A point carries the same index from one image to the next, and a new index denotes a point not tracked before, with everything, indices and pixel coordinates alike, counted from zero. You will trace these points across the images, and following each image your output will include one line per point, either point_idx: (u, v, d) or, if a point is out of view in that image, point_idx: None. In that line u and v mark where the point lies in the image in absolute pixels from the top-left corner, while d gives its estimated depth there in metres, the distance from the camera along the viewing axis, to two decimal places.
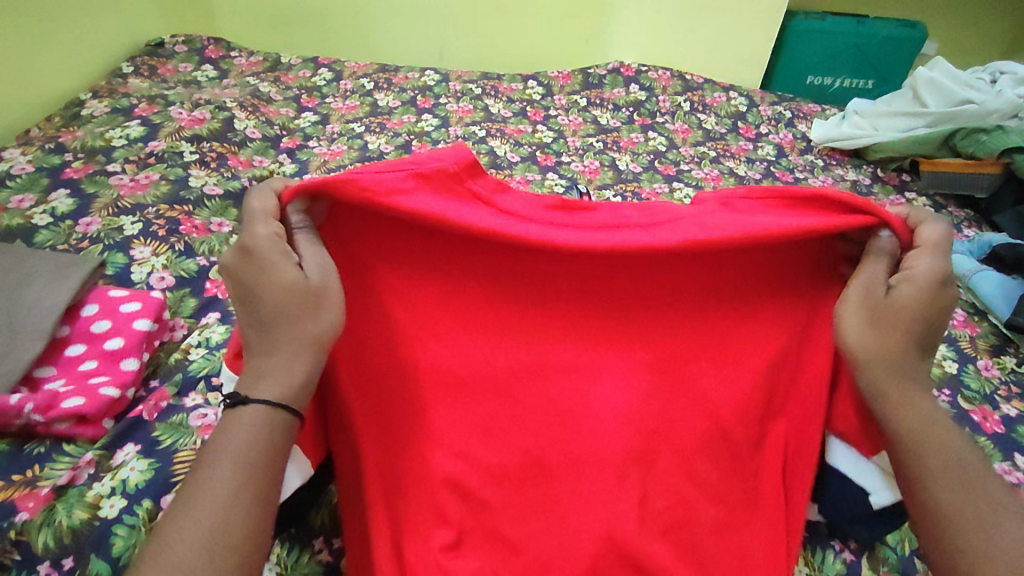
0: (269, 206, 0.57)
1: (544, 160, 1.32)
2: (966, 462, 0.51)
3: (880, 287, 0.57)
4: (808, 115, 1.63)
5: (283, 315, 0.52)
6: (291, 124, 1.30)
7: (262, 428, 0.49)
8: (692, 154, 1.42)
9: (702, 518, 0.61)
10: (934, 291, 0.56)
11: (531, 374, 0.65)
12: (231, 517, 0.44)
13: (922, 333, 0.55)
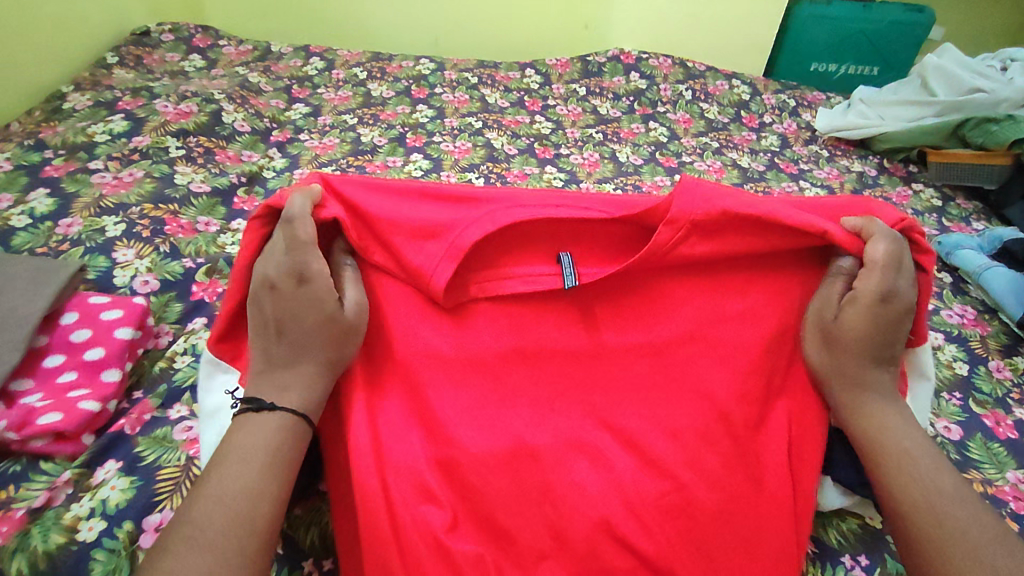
0: (309, 236, 0.63)
1: (542, 153, 1.28)
2: (922, 459, 0.59)
3: (829, 311, 0.67)
4: (812, 104, 1.59)
5: (313, 340, 0.61)
6: (281, 116, 1.26)
7: (276, 434, 0.56)
8: (694, 145, 1.38)
9: (704, 504, 0.60)
10: (876, 307, 0.64)
11: (518, 357, 0.67)
12: (256, 511, 0.51)
13: (871, 348, 0.64)
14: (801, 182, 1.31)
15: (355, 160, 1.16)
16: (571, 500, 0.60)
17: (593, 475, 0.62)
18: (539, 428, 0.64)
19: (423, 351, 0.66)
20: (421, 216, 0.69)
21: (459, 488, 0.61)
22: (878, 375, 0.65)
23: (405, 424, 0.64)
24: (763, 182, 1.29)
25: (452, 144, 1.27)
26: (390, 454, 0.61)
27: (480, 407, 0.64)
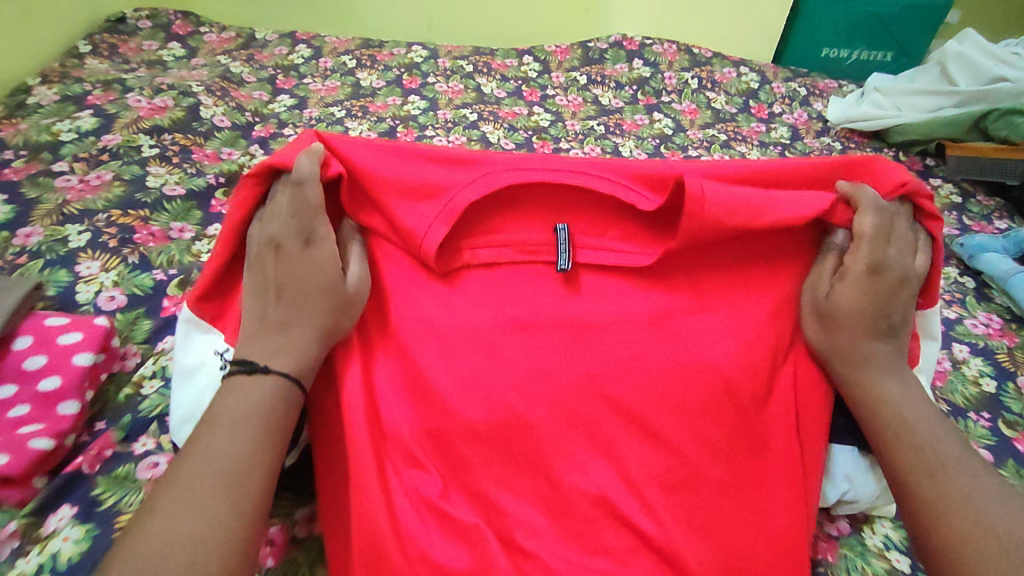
0: (317, 200, 0.63)
1: (540, 147, 1.22)
2: (914, 427, 0.59)
3: (824, 286, 0.66)
4: (824, 92, 1.52)
5: (312, 307, 0.61)
6: (264, 109, 1.19)
7: (268, 404, 0.56)
8: (700, 138, 1.32)
9: (709, 479, 0.61)
10: (870, 279, 0.64)
11: (509, 326, 0.64)
12: (246, 481, 0.52)
13: (868, 322, 0.63)
14: None
15: None
16: (569, 468, 0.60)
17: (589, 450, 0.61)
18: (530, 401, 0.61)
19: (416, 319, 0.65)
20: (414, 175, 0.68)
21: (451, 456, 0.61)
22: (880, 347, 0.63)
23: (399, 394, 0.64)
24: None
25: (446, 139, 1.20)
26: (386, 420, 0.62)
27: (472, 381, 0.62)
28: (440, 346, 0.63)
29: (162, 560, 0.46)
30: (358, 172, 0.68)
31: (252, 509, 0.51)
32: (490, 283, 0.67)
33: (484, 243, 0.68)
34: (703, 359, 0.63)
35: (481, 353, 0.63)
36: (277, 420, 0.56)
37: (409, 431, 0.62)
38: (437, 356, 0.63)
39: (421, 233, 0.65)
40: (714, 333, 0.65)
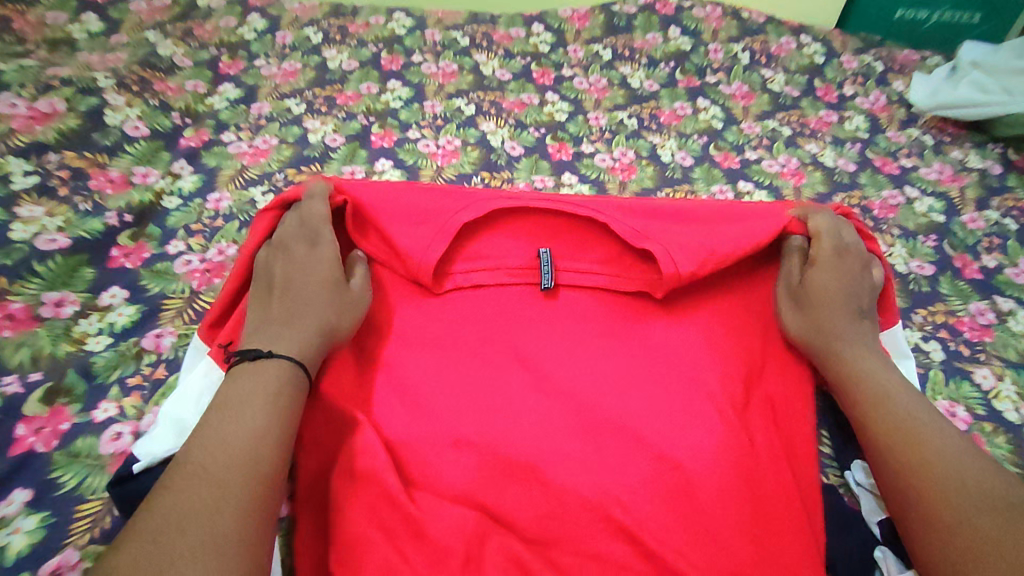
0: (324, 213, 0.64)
1: (556, 152, 0.94)
2: (877, 399, 0.56)
3: (795, 273, 0.66)
4: (905, 67, 1.22)
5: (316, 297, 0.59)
6: (200, 106, 0.92)
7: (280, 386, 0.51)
8: (758, 133, 1.04)
9: (695, 476, 0.57)
10: (838, 258, 0.65)
11: (504, 330, 0.64)
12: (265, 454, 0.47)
13: (841, 299, 0.63)
14: (907, 188, 0.97)
15: (297, 172, 0.85)
16: (565, 466, 0.57)
17: (595, 453, 0.58)
18: (533, 406, 0.60)
19: (413, 332, 0.64)
20: (416, 207, 0.66)
21: (438, 450, 0.58)
22: (853, 325, 0.62)
23: (400, 405, 0.60)
24: (856, 190, 0.95)
25: (435, 143, 0.93)
26: (388, 429, 0.59)
27: (468, 370, 0.62)
28: (428, 346, 0.63)
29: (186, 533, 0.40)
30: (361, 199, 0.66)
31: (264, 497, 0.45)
32: (472, 297, 0.65)
33: (469, 259, 0.66)
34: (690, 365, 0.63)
35: (471, 350, 0.63)
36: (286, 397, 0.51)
37: (408, 439, 0.58)
38: (430, 353, 0.63)
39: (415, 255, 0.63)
40: (685, 345, 0.64)
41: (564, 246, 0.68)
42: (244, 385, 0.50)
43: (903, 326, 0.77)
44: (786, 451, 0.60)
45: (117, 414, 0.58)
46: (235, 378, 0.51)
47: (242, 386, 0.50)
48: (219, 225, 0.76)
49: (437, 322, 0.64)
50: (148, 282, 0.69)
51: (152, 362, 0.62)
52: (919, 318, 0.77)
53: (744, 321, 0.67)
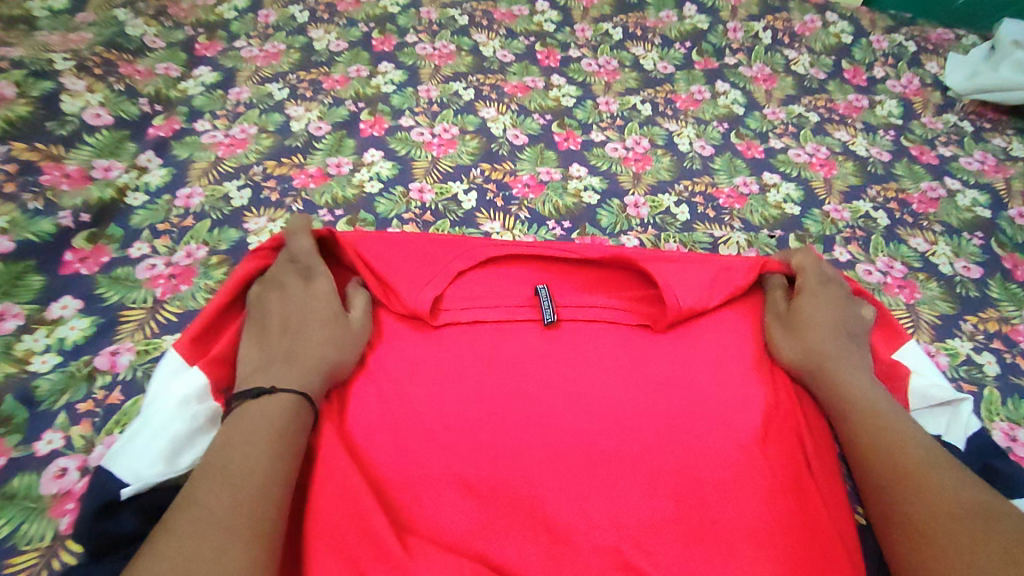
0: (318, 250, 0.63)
1: (563, 141, 0.86)
2: (876, 418, 0.55)
3: (779, 301, 0.66)
4: (939, 47, 1.13)
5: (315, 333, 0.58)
6: (171, 91, 0.84)
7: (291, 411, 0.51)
8: (783, 120, 0.95)
9: (723, 522, 0.53)
10: (821, 286, 0.67)
11: (502, 355, 0.60)
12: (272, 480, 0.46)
13: (830, 325, 0.63)
14: (948, 179, 0.88)
15: (278, 164, 0.77)
16: (573, 501, 0.53)
17: (607, 486, 0.54)
18: (537, 435, 0.56)
19: (400, 358, 0.59)
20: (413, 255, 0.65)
21: (433, 490, 0.53)
22: (843, 347, 0.62)
23: (389, 438, 0.55)
24: (892, 181, 0.87)
25: (430, 131, 0.84)
26: (376, 467, 0.53)
27: (470, 400, 0.57)
28: (425, 374, 0.58)
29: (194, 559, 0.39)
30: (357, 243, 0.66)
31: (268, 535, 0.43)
32: (467, 326, 0.62)
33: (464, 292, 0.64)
34: (702, 391, 0.60)
35: (474, 379, 0.58)
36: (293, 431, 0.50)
37: (399, 477, 0.53)
38: (427, 382, 0.58)
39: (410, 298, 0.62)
40: (701, 378, 0.61)
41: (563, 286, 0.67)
42: (253, 421, 0.50)
43: (952, 336, 0.71)
44: (817, 492, 0.55)
45: (62, 447, 0.52)
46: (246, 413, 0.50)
47: (250, 422, 0.50)
48: (189, 225, 0.69)
49: (435, 349, 0.60)
50: (105, 290, 0.62)
51: (105, 385, 0.56)
52: (970, 327, 0.72)
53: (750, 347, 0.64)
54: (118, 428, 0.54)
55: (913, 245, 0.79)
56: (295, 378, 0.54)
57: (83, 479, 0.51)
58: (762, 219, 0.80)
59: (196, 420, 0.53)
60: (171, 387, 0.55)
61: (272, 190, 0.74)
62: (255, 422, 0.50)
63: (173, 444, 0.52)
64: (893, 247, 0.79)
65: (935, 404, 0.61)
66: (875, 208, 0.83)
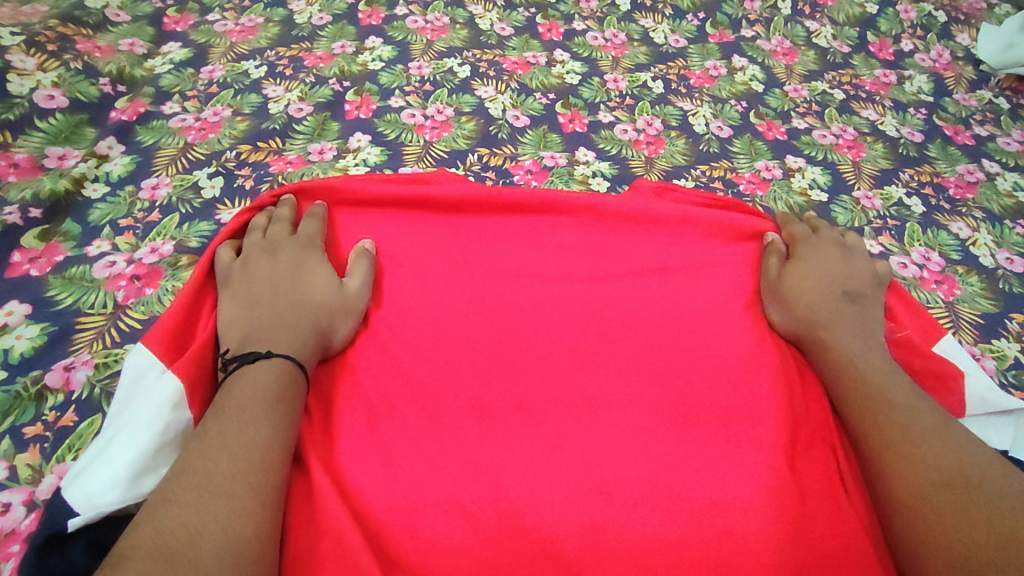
0: (311, 221, 0.59)
1: (569, 122, 0.79)
2: (895, 398, 0.50)
3: (773, 264, 0.62)
4: (971, 17, 1.05)
5: (309, 301, 0.53)
6: (136, 70, 0.76)
7: (272, 402, 0.45)
8: (805, 97, 0.88)
9: (758, 548, 0.46)
10: (817, 254, 0.62)
11: (507, 361, 0.54)
12: (269, 471, 0.42)
13: (833, 308, 0.58)
14: (986, 162, 0.81)
15: (254, 148, 0.70)
16: (589, 531, 0.46)
17: (625, 512, 0.47)
18: (543, 455, 0.49)
19: (393, 371, 0.53)
20: (417, 240, 0.61)
21: (431, 516, 0.46)
22: (844, 314, 0.57)
23: (381, 467, 0.48)
24: (926, 164, 0.80)
25: (422, 113, 0.77)
26: (371, 493, 0.47)
27: (470, 414, 0.51)
28: (422, 384, 0.52)
29: (193, 546, 0.36)
30: (357, 226, 0.62)
31: (266, 525, 0.40)
32: (467, 326, 0.56)
33: (464, 280, 0.59)
34: (732, 395, 0.54)
35: (474, 386, 0.52)
36: (287, 406, 0.46)
37: (391, 513, 0.46)
38: (426, 393, 0.51)
39: (411, 291, 0.58)
40: (725, 381, 0.55)
41: (571, 278, 0.60)
42: (244, 390, 0.45)
43: (999, 334, 0.65)
44: (851, 497, 0.50)
45: (4, 479, 0.45)
46: (239, 381, 0.46)
47: (242, 391, 0.45)
48: (154, 219, 0.62)
49: (432, 351, 0.54)
50: (58, 292, 0.55)
51: (57, 405, 0.49)
52: (1015, 326, 0.65)
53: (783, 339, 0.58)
54: (70, 454, 0.47)
55: (953, 234, 0.72)
56: (290, 344, 0.50)
57: (30, 517, 0.44)
58: (787, 207, 0.73)
59: (167, 430, 0.45)
60: (142, 395, 0.47)
61: (247, 178, 0.67)
62: (244, 394, 0.45)
63: (138, 461, 0.43)
64: (931, 235, 0.72)
65: (996, 410, 0.54)
66: (909, 194, 0.76)
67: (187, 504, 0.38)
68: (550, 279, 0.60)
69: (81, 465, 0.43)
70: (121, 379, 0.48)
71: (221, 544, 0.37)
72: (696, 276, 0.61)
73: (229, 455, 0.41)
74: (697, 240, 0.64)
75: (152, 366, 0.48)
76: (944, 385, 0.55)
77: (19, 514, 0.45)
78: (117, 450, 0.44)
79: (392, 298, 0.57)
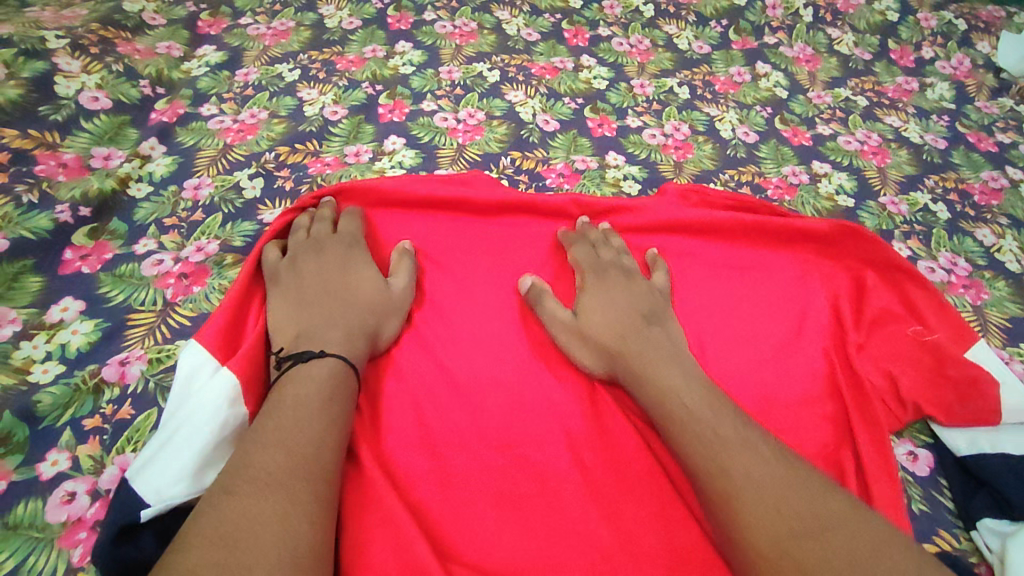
0: (353, 217, 0.61)
1: (597, 127, 0.80)
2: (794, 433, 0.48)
3: (563, 311, 0.56)
4: (991, 25, 1.06)
5: (357, 301, 0.54)
6: (174, 72, 0.77)
7: (325, 402, 0.46)
8: (829, 104, 0.89)
9: None
10: (601, 282, 0.58)
11: (545, 359, 0.56)
12: (324, 469, 0.43)
13: (628, 331, 0.54)
14: (1009, 168, 0.82)
15: (292, 150, 0.72)
16: (635, 524, 0.47)
17: (669, 507, 0.48)
18: (584, 451, 0.51)
19: (435, 370, 0.54)
20: (454, 239, 0.62)
21: (475, 508, 0.47)
22: (644, 341, 0.53)
23: (430, 461, 0.49)
24: (950, 170, 0.81)
25: (454, 117, 0.78)
26: (417, 486, 0.48)
27: (510, 410, 0.52)
28: (464, 381, 0.53)
29: (254, 537, 0.37)
30: (395, 225, 0.63)
31: (323, 521, 0.41)
32: (505, 325, 0.57)
33: (501, 281, 0.60)
34: (766, 395, 0.55)
35: (514, 384, 0.54)
36: (339, 407, 0.47)
37: (439, 506, 0.47)
38: (468, 390, 0.53)
39: (451, 290, 0.59)
40: (761, 382, 0.56)
41: None
42: (298, 389, 0.46)
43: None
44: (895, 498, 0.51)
45: (68, 469, 0.47)
46: (292, 380, 0.47)
47: (296, 390, 0.46)
48: (198, 218, 0.63)
49: (473, 351, 0.55)
50: (109, 289, 0.57)
51: (114, 399, 0.50)
52: None
53: (817, 341, 0.59)
54: (130, 446, 0.48)
55: (979, 240, 0.73)
56: (340, 343, 0.51)
57: (95, 505, 0.46)
58: (814, 211, 0.74)
59: (224, 427, 0.46)
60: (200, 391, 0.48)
61: (286, 179, 0.68)
62: (297, 393, 0.46)
63: (198, 457, 0.45)
64: (957, 241, 0.73)
65: None
66: (934, 200, 0.77)
67: (247, 498, 0.39)
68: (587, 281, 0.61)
69: (145, 457, 0.44)
70: (178, 373, 0.49)
71: (277, 539, 0.37)
72: (727, 278, 0.63)
73: (285, 452, 0.42)
74: (728, 242, 0.65)
75: (208, 362, 0.50)
76: (979, 391, 0.55)
77: (84, 503, 0.46)
78: (179, 445, 0.45)
79: (433, 299, 0.58)
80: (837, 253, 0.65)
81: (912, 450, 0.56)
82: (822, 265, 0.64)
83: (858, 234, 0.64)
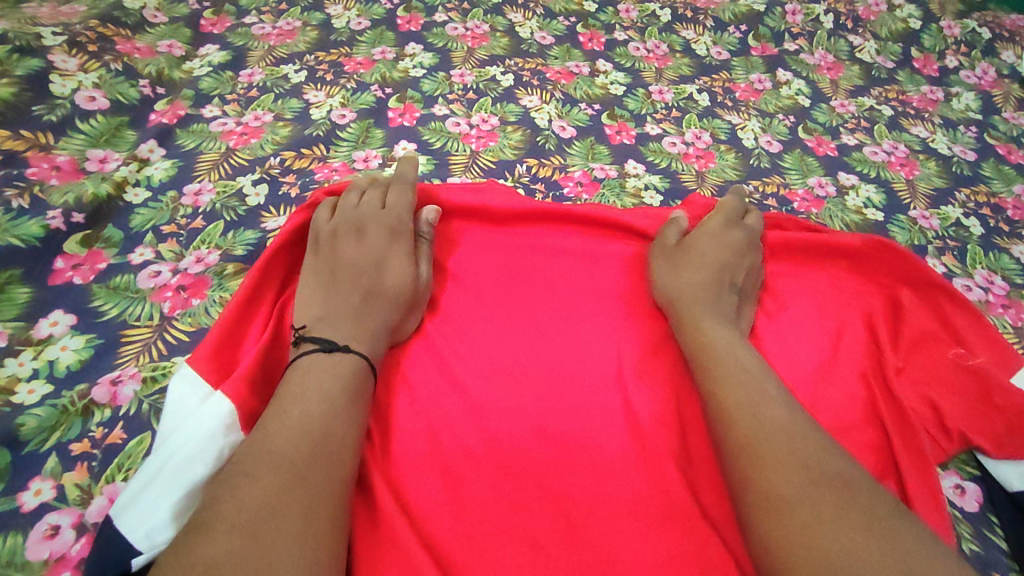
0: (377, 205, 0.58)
1: (616, 134, 0.77)
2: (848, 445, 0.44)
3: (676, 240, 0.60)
4: (1015, 34, 1.03)
5: (369, 313, 0.51)
6: (175, 72, 0.74)
7: (350, 397, 0.44)
8: (854, 113, 0.86)
9: None
10: (725, 231, 0.61)
11: (567, 378, 0.52)
12: (346, 467, 0.40)
13: (715, 282, 0.56)
14: None
15: (298, 154, 0.68)
16: (666, 562, 0.43)
17: (704, 544, 0.44)
18: (609, 479, 0.47)
19: (451, 390, 0.51)
20: (470, 250, 0.59)
21: (492, 542, 0.44)
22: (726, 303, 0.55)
23: (444, 491, 0.46)
24: (981, 184, 0.78)
25: (467, 122, 0.75)
26: (430, 519, 0.44)
27: (529, 435, 0.49)
28: (480, 402, 0.50)
29: (275, 527, 0.35)
30: None
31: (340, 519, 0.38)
32: (524, 341, 0.54)
33: (519, 294, 0.57)
34: None
35: (533, 405, 0.50)
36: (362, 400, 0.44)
37: (454, 540, 0.43)
38: (485, 412, 0.49)
39: (466, 305, 0.56)
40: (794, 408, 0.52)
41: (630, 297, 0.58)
42: (323, 378, 0.44)
43: None
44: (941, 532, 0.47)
45: (52, 500, 0.43)
46: (316, 368, 0.45)
47: (321, 378, 0.44)
48: (198, 225, 0.60)
49: (488, 368, 0.52)
50: (102, 302, 0.53)
51: (104, 422, 0.47)
52: None
53: (853, 363, 0.56)
54: (120, 475, 0.45)
55: (1015, 256, 0.70)
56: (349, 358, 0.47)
57: (80, 541, 0.42)
58: (843, 225, 0.71)
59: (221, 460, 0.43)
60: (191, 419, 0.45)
61: (292, 185, 0.65)
62: (321, 380, 0.44)
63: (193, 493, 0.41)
64: (993, 257, 0.70)
65: None
66: (966, 214, 0.74)
67: (268, 486, 0.36)
68: (608, 295, 0.58)
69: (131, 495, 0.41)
70: (168, 402, 0.46)
71: (297, 529, 0.35)
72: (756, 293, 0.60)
73: (309, 442, 0.40)
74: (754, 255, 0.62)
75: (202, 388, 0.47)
76: None
77: (68, 538, 0.42)
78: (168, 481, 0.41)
79: (448, 314, 0.55)
80: (871, 268, 0.61)
81: (959, 484, 0.53)
82: (853, 281, 0.61)
83: (891, 248, 0.61)
